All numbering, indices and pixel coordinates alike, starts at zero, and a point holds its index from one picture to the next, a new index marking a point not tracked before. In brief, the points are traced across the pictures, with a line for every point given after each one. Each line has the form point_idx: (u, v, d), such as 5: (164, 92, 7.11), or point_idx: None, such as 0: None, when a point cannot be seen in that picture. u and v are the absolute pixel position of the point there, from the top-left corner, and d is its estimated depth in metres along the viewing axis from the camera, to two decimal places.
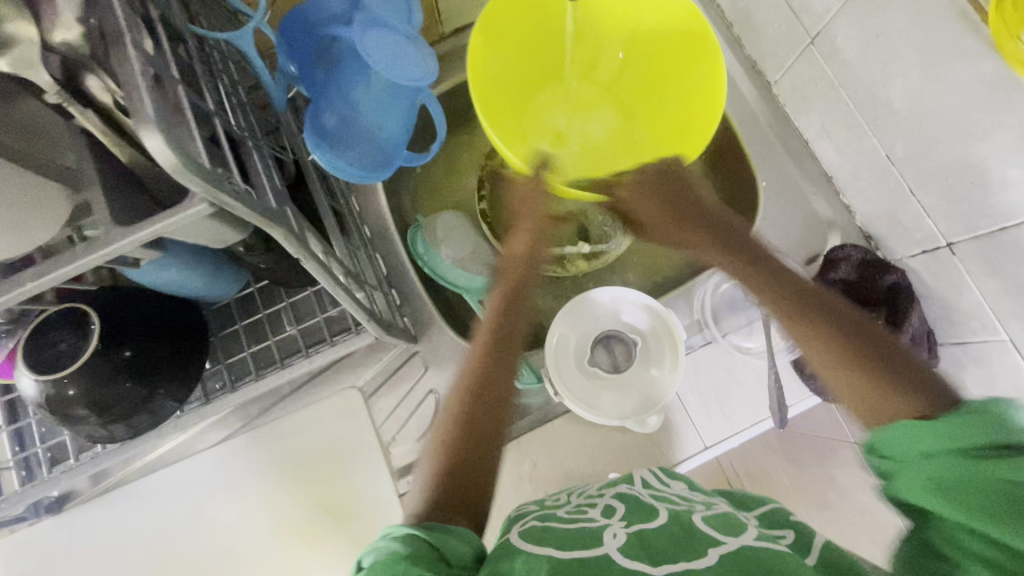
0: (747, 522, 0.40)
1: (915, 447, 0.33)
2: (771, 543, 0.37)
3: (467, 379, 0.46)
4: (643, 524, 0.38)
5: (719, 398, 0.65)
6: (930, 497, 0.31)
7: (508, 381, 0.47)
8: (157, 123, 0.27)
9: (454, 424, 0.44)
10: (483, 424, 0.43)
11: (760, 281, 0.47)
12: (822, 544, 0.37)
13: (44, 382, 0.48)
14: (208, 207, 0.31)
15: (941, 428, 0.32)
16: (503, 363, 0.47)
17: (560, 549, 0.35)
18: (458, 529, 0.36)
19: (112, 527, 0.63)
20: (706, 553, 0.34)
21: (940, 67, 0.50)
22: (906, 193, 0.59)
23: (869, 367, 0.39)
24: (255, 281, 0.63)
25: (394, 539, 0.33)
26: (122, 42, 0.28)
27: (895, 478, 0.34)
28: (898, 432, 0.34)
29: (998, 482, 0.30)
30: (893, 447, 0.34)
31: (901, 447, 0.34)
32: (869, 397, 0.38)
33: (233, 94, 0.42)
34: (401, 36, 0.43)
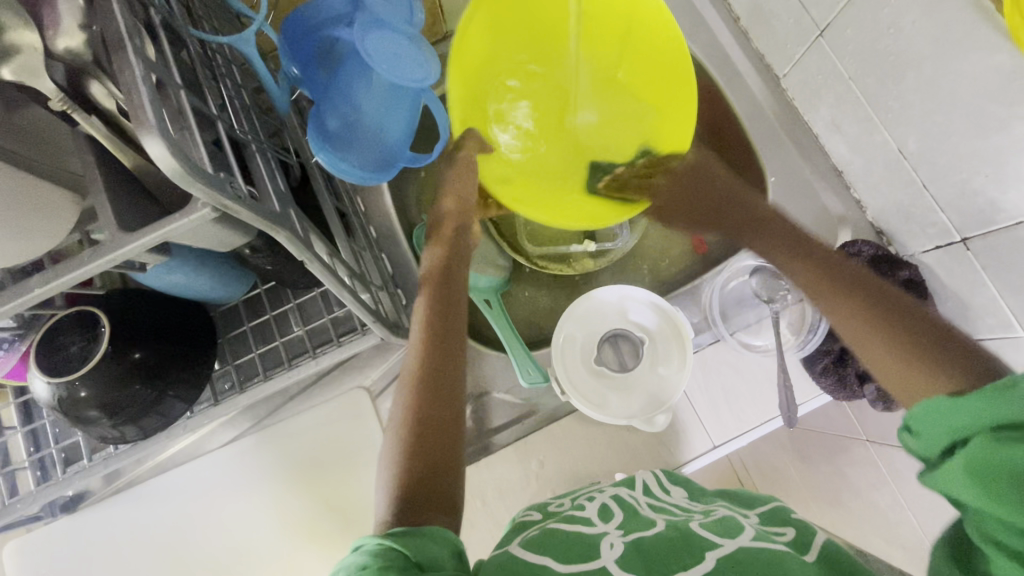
0: (745, 523, 0.41)
1: (942, 426, 0.34)
2: (769, 543, 0.38)
3: (413, 376, 0.49)
4: (641, 533, 0.39)
5: (728, 396, 0.65)
6: (952, 472, 0.32)
7: (455, 372, 0.50)
8: (158, 129, 0.27)
9: (409, 423, 0.47)
10: (435, 418, 0.47)
11: (816, 273, 0.50)
12: (823, 544, 0.39)
13: (55, 384, 0.49)
14: (212, 212, 0.31)
15: (969, 409, 0.33)
16: (443, 354, 0.50)
17: (560, 561, 0.36)
18: (431, 530, 0.37)
19: (127, 526, 0.64)
20: (704, 557, 0.36)
21: (954, 58, 0.49)
22: (918, 187, 0.58)
23: (903, 347, 0.43)
24: (262, 283, 0.63)
25: (365, 551, 0.33)
26: (123, 48, 0.28)
27: (932, 459, 0.35)
28: (930, 411, 0.35)
29: (1008, 460, 0.30)
30: (926, 426, 0.35)
31: (929, 424, 0.35)
32: (902, 373, 0.42)
33: (237, 98, 0.42)
34: (403, 37, 0.43)
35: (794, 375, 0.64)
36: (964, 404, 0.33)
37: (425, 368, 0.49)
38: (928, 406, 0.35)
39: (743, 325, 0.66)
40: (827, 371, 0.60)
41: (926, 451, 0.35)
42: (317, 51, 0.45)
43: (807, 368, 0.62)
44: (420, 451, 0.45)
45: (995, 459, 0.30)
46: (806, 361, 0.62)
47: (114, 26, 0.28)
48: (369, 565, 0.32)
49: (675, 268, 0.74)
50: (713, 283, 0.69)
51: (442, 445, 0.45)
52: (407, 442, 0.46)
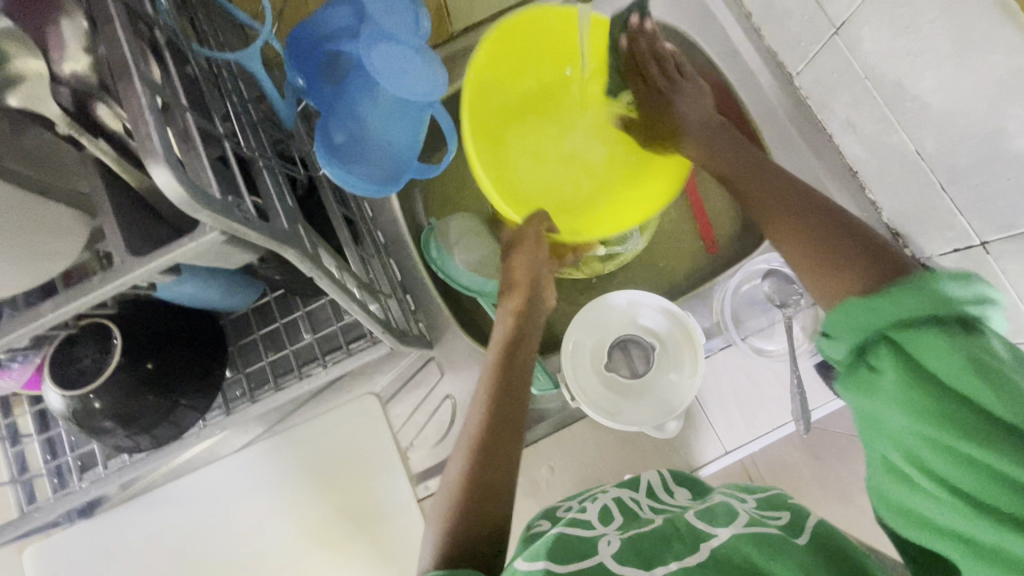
0: (741, 508, 0.41)
1: (864, 329, 0.36)
2: (761, 526, 0.38)
3: (474, 437, 0.50)
4: (637, 530, 0.40)
5: (739, 401, 0.64)
6: (893, 401, 0.33)
7: (515, 435, 0.50)
8: (164, 156, 0.27)
9: (464, 479, 0.47)
10: (492, 477, 0.47)
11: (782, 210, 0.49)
12: (816, 523, 0.38)
13: (70, 397, 0.50)
14: (221, 235, 0.31)
15: (900, 313, 0.35)
16: (508, 414, 0.51)
17: (558, 561, 0.36)
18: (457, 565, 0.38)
19: (142, 531, 0.65)
20: (697, 548, 0.36)
21: (975, 58, 0.48)
22: (936, 189, 0.57)
23: (832, 251, 0.44)
24: (271, 290, 0.63)
25: None
26: (128, 74, 0.28)
27: (845, 367, 0.37)
28: (862, 318, 0.37)
29: (936, 375, 0.32)
30: (846, 332, 0.37)
31: (853, 330, 0.37)
32: (834, 283, 0.43)
33: (244, 113, 0.42)
34: (409, 48, 0.42)
35: (807, 381, 0.63)
36: (882, 310, 0.36)
37: (486, 425, 0.50)
38: (858, 316, 0.37)
39: (756, 330, 0.66)
40: None
41: (839, 357, 0.38)
42: (322, 63, 0.45)
43: (820, 374, 0.61)
44: (475, 505, 0.45)
45: (919, 372, 0.32)
46: (819, 367, 0.62)
47: (119, 51, 0.28)
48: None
49: (685, 271, 0.74)
50: (725, 286, 0.67)
51: (492, 500, 0.46)
52: (457, 499, 0.46)
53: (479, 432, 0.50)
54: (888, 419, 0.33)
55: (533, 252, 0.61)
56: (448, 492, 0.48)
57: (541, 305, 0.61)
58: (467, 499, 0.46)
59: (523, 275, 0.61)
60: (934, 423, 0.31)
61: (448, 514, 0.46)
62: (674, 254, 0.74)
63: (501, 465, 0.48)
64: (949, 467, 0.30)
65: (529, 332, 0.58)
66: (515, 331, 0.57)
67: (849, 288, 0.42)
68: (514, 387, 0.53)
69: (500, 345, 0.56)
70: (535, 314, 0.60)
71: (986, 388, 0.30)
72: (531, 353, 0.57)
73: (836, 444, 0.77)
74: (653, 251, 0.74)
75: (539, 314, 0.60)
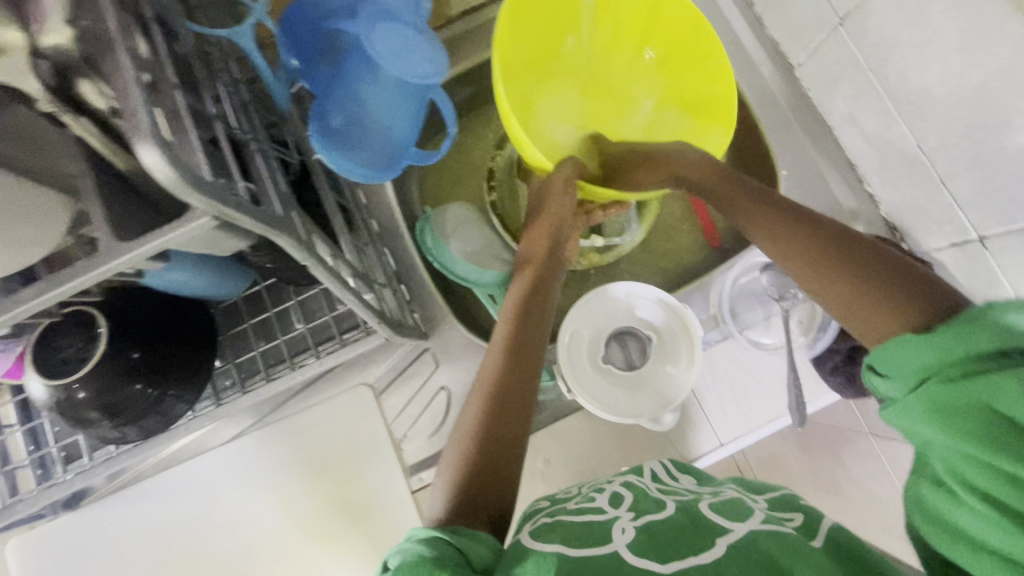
0: (754, 506, 0.41)
1: (909, 362, 0.31)
2: (776, 525, 0.38)
3: (489, 389, 0.48)
4: (650, 517, 0.39)
5: (736, 393, 0.64)
6: (929, 421, 0.29)
7: (531, 391, 0.50)
8: (154, 136, 0.25)
9: (478, 429, 0.46)
10: (505, 427, 0.47)
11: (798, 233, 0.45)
12: (831, 525, 0.38)
13: (53, 386, 0.48)
14: (212, 220, 0.29)
15: (934, 348, 0.30)
16: (528, 367, 0.50)
17: (570, 547, 0.37)
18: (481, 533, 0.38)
19: (130, 523, 0.64)
20: (714, 544, 0.36)
21: (981, 51, 0.47)
22: (937, 183, 0.57)
23: (855, 275, 0.40)
24: (263, 279, 0.62)
25: (417, 541, 0.35)
26: (113, 47, 0.26)
27: (893, 402, 0.32)
28: (904, 357, 0.32)
29: (979, 397, 0.27)
30: (894, 371, 0.32)
31: (897, 363, 0.32)
32: (856, 308, 0.39)
33: (235, 94, 0.41)
34: (411, 28, 0.41)
35: (803, 373, 0.63)
36: (940, 343, 0.30)
37: (501, 372, 0.49)
38: (883, 363, 0.33)
39: (752, 323, 0.65)
40: (837, 370, 0.60)
41: (888, 391, 0.33)
42: (318, 44, 0.43)
43: (817, 367, 0.62)
44: (486, 450, 0.45)
45: (960, 395, 0.28)
46: (815, 360, 0.62)
47: (105, 24, 0.27)
48: (424, 554, 0.33)
49: (682, 265, 0.73)
50: (721, 280, 0.67)
51: (507, 454, 0.45)
52: (471, 449, 0.45)
53: (497, 378, 0.49)
54: (927, 440, 0.29)
55: (563, 207, 0.57)
56: (460, 440, 0.47)
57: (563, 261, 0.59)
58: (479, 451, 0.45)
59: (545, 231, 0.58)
60: (982, 441, 0.27)
61: (460, 456, 0.46)
62: (672, 246, 0.74)
63: (516, 416, 0.48)
64: (999, 489, 0.26)
65: (547, 284, 0.56)
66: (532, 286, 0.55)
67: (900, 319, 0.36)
68: (532, 340, 0.52)
69: (518, 295, 0.54)
70: (556, 268, 0.58)
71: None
72: (549, 306, 0.55)
73: (825, 436, 0.78)
74: (650, 244, 0.74)
75: (560, 270, 0.58)
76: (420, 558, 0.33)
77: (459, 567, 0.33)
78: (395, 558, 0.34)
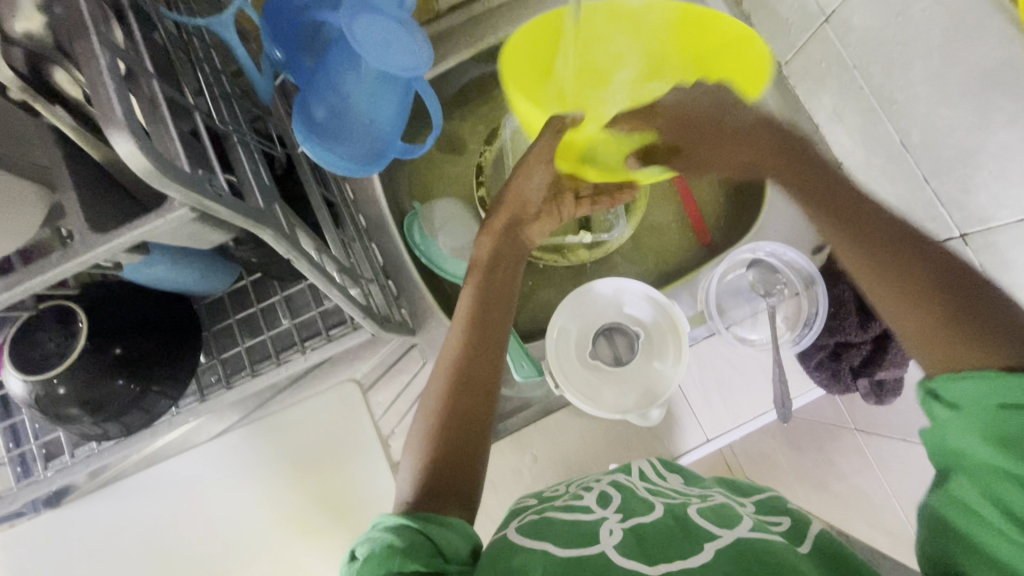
0: (742, 512, 0.41)
1: (980, 398, 0.35)
2: (765, 533, 0.38)
3: (449, 369, 0.49)
4: (639, 519, 0.40)
5: (722, 390, 0.64)
6: (985, 443, 0.33)
7: (494, 369, 0.50)
8: (127, 124, 0.25)
9: (440, 409, 0.47)
10: (466, 408, 0.47)
11: (880, 252, 0.44)
12: (818, 533, 0.38)
13: (32, 382, 0.47)
14: (190, 212, 0.29)
15: (1007, 389, 0.34)
16: (489, 346, 0.50)
17: (558, 545, 0.37)
18: (454, 521, 0.39)
19: (113, 521, 0.63)
20: (702, 550, 0.36)
21: (963, 50, 0.48)
22: (920, 181, 0.57)
23: (943, 308, 0.40)
24: (248, 275, 0.62)
25: (386, 531, 0.35)
26: (85, 33, 0.26)
27: (944, 423, 0.36)
28: (975, 387, 0.35)
29: None
30: (963, 399, 0.35)
31: (968, 398, 0.35)
32: (941, 342, 0.39)
33: (216, 85, 0.40)
34: (394, 21, 0.40)
35: (789, 369, 0.64)
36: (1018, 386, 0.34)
37: (460, 354, 0.49)
38: (949, 390, 0.36)
39: (738, 319, 0.65)
40: (822, 366, 0.61)
41: (937, 410, 0.37)
42: (301, 36, 0.43)
43: (801, 362, 0.63)
44: (447, 432, 0.46)
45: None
46: (801, 356, 0.62)
47: (76, 9, 0.26)
48: (394, 543, 0.34)
49: (671, 262, 0.73)
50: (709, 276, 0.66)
51: (470, 433, 0.46)
52: (435, 432, 0.46)
53: (460, 355, 0.50)
54: (978, 457, 0.33)
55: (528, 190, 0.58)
56: (424, 422, 0.47)
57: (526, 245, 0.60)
58: (445, 432, 0.46)
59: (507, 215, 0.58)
60: None
61: (423, 439, 0.46)
62: (660, 244, 0.74)
63: (478, 395, 0.48)
64: None
65: (506, 263, 0.56)
66: (491, 265, 0.55)
67: (972, 354, 0.37)
68: (494, 319, 0.52)
69: (478, 277, 0.54)
70: (519, 250, 0.58)
71: None
72: (511, 288, 0.55)
73: (811, 432, 0.78)
74: (639, 240, 0.74)
75: (524, 252, 0.59)
76: (391, 548, 0.34)
77: (430, 558, 0.34)
78: (364, 546, 0.35)
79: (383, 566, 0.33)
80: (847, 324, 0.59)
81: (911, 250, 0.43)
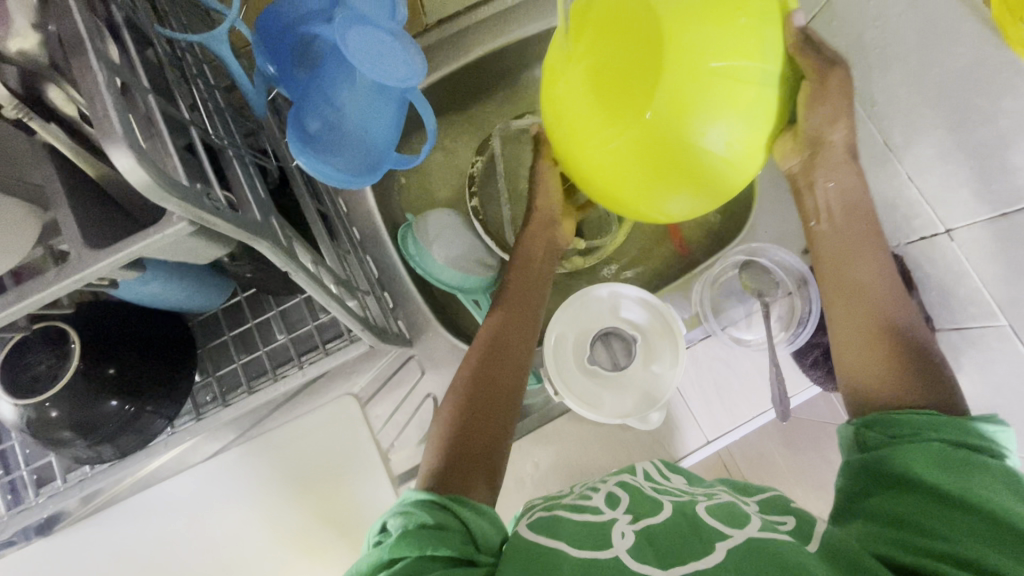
0: (749, 512, 0.41)
1: (909, 428, 0.41)
2: (773, 532, 0.37)
3: (463, 402, 0.50)
4: (650, 520, 0.40)
5: (720, 390, 0.65)
6: (912, 455, 0.39)
7: (507, 407, 0.51)
8: (126, 140, 0.25)
9: (450, 439, 0.48)
10: (495, 401, 0.50)
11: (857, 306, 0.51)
12: (824, 532, 0.37)
13: (23, 407, 0.47)
14: (188, 226, 0.29)
15: (930, 424, 0.41)
16: (515, 347, 0.54)
17: (574, 546, 0.37)
18: (489, 512, 0.41)
19: (108, 546, 0.62)
20: (715, 548, 0.36)
21: (938, 52, 0.49)
22: (903, 179, 0.58)
23: (899, 359, 0.48)
24: (243, 290, 0.61)
25: (416, 509, 0.38)
26: (83, 50, 0.26)
27: (878, 444, 0.42)
28: (906, 417, 0.42)
29: (958, 454, 0.37)
30: (899, 430, 0.42)
31: (902, 426, 0.42)
32: (885, 379, 0.47)
33: (209, 100, 0.41)
34: (386, 33, 0.40)
35: (784, 368, 0.65)
36: (938, 424, 0.41)
37: (486, 349, 0.53)
38: (881, 422, 0.43)
39: (734, 321, 0.65)
40: (816, 363, 0.61)
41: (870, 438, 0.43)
42: (294, 50, 0.43)
43: (797, 361, 0.63)
44: (473, 421, 0.49)
45: (943, 449, 0.38)
46: (796, 354, 0.63)
47: (73, 27, 0.26)
48: (426, 523, 0.37)
49: (665, 267, 0.74)
50: (704, 279, 0.67)
51: (480, 464, 0.46)
52: (443, 459, 0.46)
53: (473, 389, 0.50)
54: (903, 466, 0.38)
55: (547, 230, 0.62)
56: (434, 451, 0.48)
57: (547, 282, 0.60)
58: (450, 459, 0.46)
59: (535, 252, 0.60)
60: (952, 470, 0.36)
61: (447, 423, 0.49)
62: (654, 250, 0.75)
63: (491, 431, 0.49)
64: (950, 503, 0.35)
65: (527, 299, 0.57)
66: (513, 305, 0.56)
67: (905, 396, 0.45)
68: (509, 356, 0.53)
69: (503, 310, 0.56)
70: (542, 282, 0.60)
71: (990, 469, 0.36)
72: (540, 295, 0.58)
73: (809, 431, 0.79)
74: (631, 245, 0.75)
75: (547, 284, 0.60)
76: (423, 527, 0.36)
77: (464, 545, 0.37)
78: (398, 520, 0.37)
79: (418, 543, 0.35)
80: None
81: (896, 303, 0.50)
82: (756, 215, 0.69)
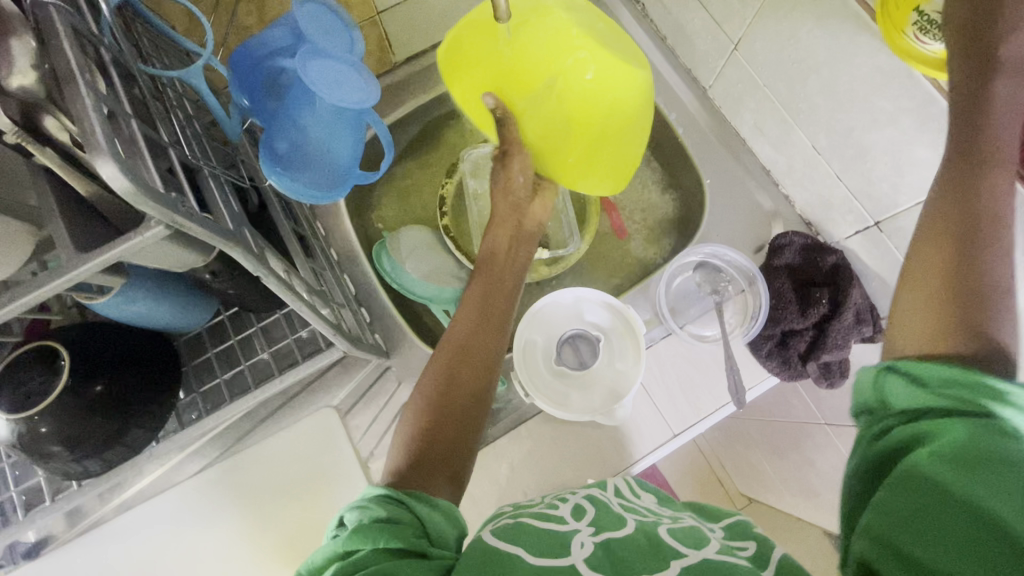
0: (711, 535, 0.42)
1: (938, 397, 0.33)
2: (731, 555, 0.39)
3: (431, 399, 0.51)
4: (612, 534, 0.41)
5: (683, 386, 0.68)
6: (932, 442, 0.31)
7: (477, 406, 0.52)
8: (110, 153, 0.29)
9: (416, 434, 0.50)
10: (461, 402, 0.52)
11: (940, 222, 0.40)
12: (780, 557, 0.39)
13: (14, 421, 0.49)
14: (164, 229, 0.33)
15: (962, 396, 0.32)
16: (486, 350, 0.54)
17: (533, 554, 0.38)
18: (442, 502, 0.43)
19: (93, 567, 0.63)
20: (668, 567, 0.37)
21: (845, 63, 0.54)
22: (834, 179, 0.64)
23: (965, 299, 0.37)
24: (225, 309, 0.65)
25: (373, 506, 0.39)
26: (74, 82, 0.31)
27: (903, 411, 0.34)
28: (926, 368, 0.34)
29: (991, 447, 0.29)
30: (923, 384, 0.34)
31: (928, 392, 0.34)
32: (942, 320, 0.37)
33: (188, 128, 0.46)
34: (344, 65, 0.46)
35: (743, 361, 0.68)
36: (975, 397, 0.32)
37: (456, 352, 0.54)
38: (911, 370, 0.35)
39: (691, 319, 0.70)
40: (772, 354, 0.66)
41: (896, 402, 0.35)
42: (263, 83, 0.48)
43: (753, 352, 0.67)
44: (441, 419, 0.50)
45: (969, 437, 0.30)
46: (751, 346, 0.67)
47: (66, 64, 0.31)
48: (378, 517, 0.38)
49: (630, 271, 0.79)
50: (660, 280, 0.72)
51: (444, 460, 0.48)
52: (409, 452, 0.48)
53: (441, 387, 0.52)
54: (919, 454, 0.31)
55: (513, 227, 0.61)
56: (400, 447, 0.50)
57: (518, 282, 0.60)
58: (417, 452, 0.48)
59: (499, 251, 0.60)
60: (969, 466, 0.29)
61: (415, 420, 0.51)
62: (617, 256, 0.79)
63: (459, 428, 0.50)
64: (955, 507, 0.29)
65: (496, 301, 0.58)
66: (481, 306, 0.57)
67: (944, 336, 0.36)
68: (477, 354, 0.54)
69: (473, 305, 0.57)
70: (513, 281, 0.60)
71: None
72: (512, 291, 0.59)
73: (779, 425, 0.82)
74: (596, 253, 0.79)
75: (518, 283, 0.60)
76: (376, 521, 0.38)
77: (416, 538, 0.38)
78: (352, 514, 0.39)
79: (367, 538, 0.37)
80: (789, 313, 0.65)
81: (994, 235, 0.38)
82: (709, 219, 0.73)
